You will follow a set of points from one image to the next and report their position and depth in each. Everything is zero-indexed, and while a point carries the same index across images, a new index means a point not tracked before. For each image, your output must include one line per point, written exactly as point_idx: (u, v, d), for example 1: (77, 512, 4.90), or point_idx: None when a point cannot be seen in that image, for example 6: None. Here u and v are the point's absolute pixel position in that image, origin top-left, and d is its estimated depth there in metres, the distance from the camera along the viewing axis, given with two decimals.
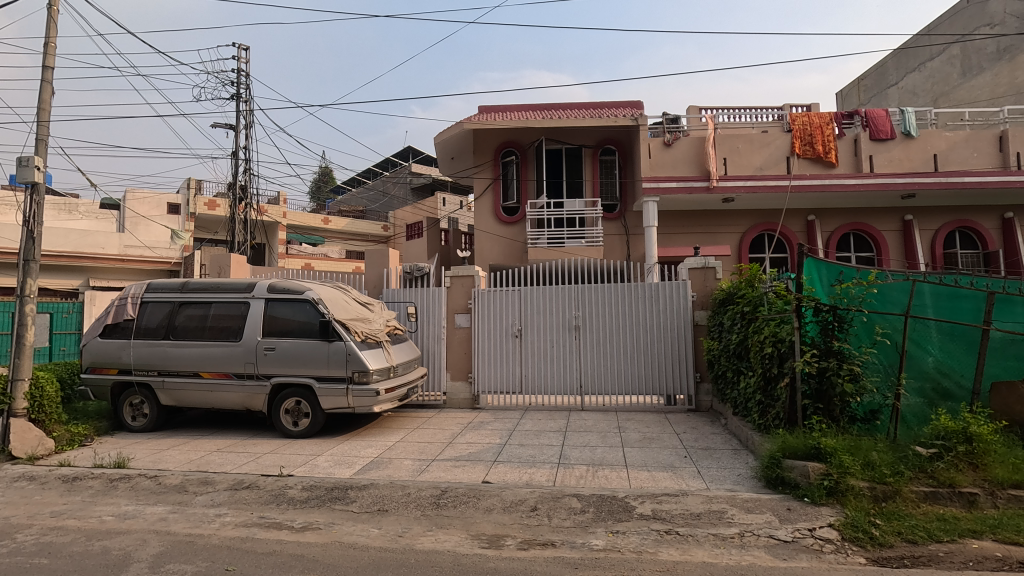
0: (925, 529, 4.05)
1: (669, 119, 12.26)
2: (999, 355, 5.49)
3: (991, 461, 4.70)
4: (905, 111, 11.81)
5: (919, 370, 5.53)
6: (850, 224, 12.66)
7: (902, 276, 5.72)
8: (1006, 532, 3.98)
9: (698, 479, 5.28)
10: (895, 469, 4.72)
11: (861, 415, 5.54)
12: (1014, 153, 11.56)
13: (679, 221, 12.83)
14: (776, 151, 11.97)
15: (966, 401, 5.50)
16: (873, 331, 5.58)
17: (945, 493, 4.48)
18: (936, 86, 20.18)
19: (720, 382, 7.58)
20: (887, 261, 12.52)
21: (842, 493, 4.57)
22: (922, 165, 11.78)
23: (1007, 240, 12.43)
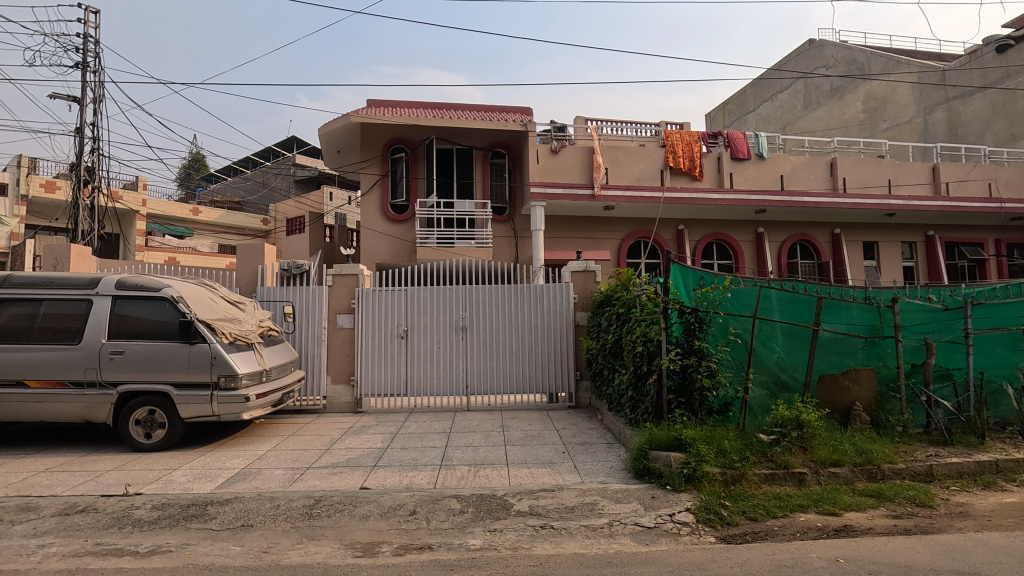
0: (764, 507, 4.57)
1: (557, 127, 12.74)
2: (825, 351, 6.36)
3: (817, 443, 5.43)
4: (759, 135, 13.29)
5: (763, 365, 6.23)
6: (713, 234, 13.96)
7: (752, 282, 6.40)
8: (825, 505, 4.62)
9: (573, 474, 5.52)
10: (742, 454, 5.26)
11: (716, 408, 6.12)
12: (841, 178, 13.50)
13: (565, 225, 13.35)
14: (652, 164, 12.89)
15: (800, 392, 6.29)
16: (727, 331, 6.18)
17: (781, 474, 5.10)
18: (784, 115, 22.98)
19: (597, 380, 7.99)
20: (744, 268, 13.99)
21: (698, 480, 5.01)
22: (771, 185, 13.33)
23: (835, 252, 14.45)
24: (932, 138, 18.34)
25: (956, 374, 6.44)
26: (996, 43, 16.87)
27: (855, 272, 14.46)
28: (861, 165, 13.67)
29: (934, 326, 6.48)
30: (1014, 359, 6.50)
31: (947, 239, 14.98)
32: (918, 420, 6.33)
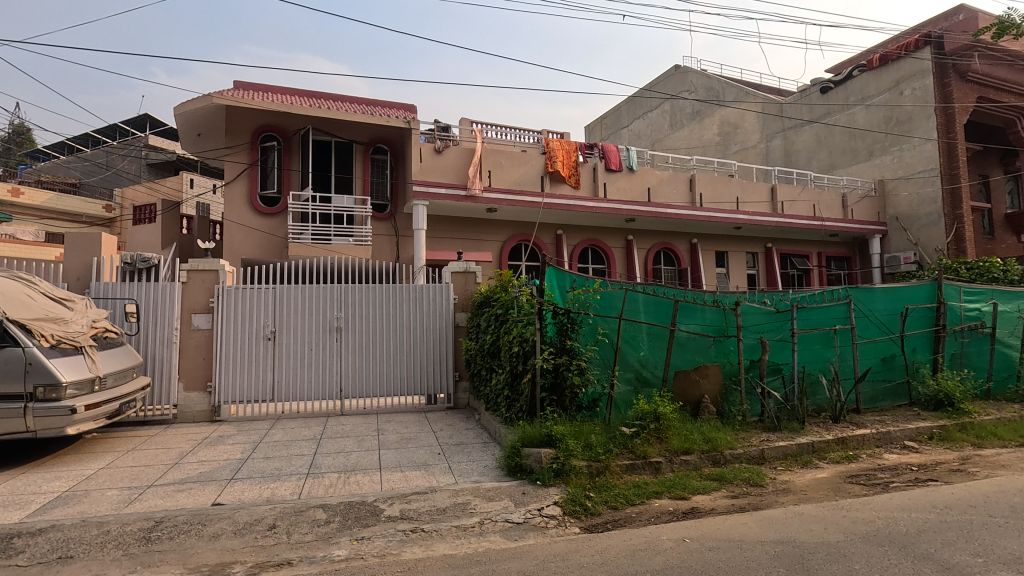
0: (624, 496, 4.90)
1: (441, 127, 12.66)
2: (681, 349, 6.98)
3: (671, 434, 5.92)
4: (629, 149, 14.27)
5: (627, 363, 6.68)
6: (588, 240, 14.74)
7: (620, 286, 6.84)
8: (677, 490, 5.07)
9: (448, 474, 5.50)
10: (606, 447, 5.60)
11: (586, 404, 6.44)
12: (698, 193, 14.96)
13: (448, 226, 13.32)
14: (533, 170, 13.29)
15: (659, 387, 6.83)
16: (596, 332, 6.54)
17: (640, 464, 5.51)
18: (654, 133, 24.95)
19: (475, 380, 8.05)
20: (615, 273, 14.94)
21: (566, 473, 5.24)
22: (640, 196, 14.39)
23: (693, 260, 15.96)
24: (771, 162, 21.14)
25: (784, 368, 7.38)
26: (820, 85, 19.38)
27: (709, 278, 16.08)
28: (714, 183, 15.25)
29: (768, 326, 7.39)
30: (828, 355, 7.61)
31: (782, 251, 17.20)
32: (755, 409, 7.17)
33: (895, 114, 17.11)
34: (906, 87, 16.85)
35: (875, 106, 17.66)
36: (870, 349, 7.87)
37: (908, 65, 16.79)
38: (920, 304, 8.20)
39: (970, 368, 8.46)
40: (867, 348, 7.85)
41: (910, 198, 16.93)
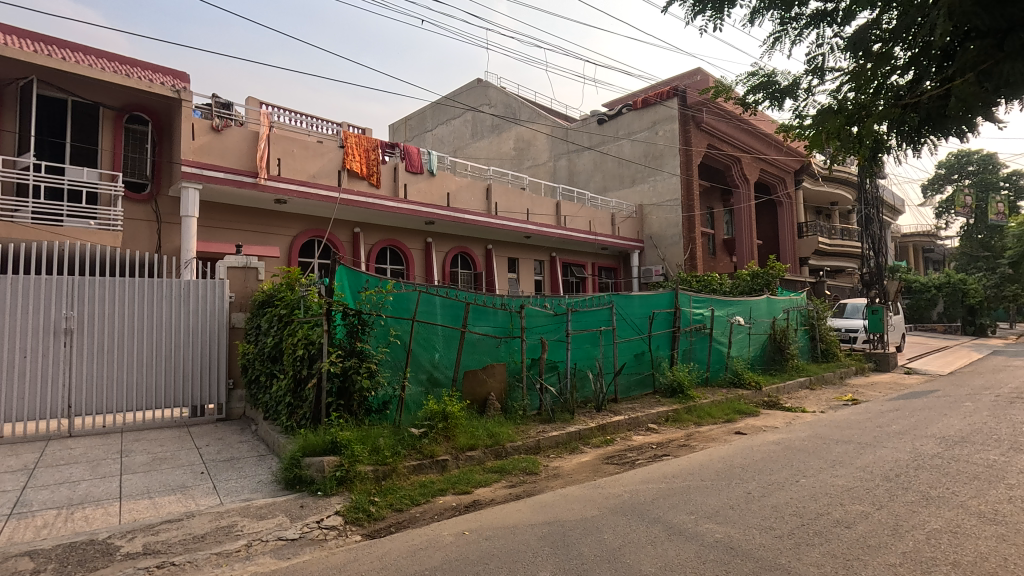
0: (409, 497, 4.92)
1: (220, 103, 11.24)
2: (471, 350, 7.28)
3: (458, 431, 6.19)
4: (431, 153, 14.46)
5: (419, 364, 6.72)
6: (386, 240, 14.49)
7: (414, 288, 6.86)
8: (460, 486, 5.27)
9: (211, 496, 4.86)
10: (394, 449, 5.58)
11: (375, 407, 6.29)
12: (493, 202, 15.86)
13: (226, 215, 11.86)
14: (329, 163, 12.60)
15: (448, 387, 7.02)
16: (388, 333, 6.45)
17: (427, 463, 5.62)
18: (456, 140, 25.79)
19: (253, 387, 7.30)
20: (413, 275, 14.97)
21: (350, 480, 5.05)
22: (439, 200, 14.67)
23: (486, 265, 16.84)
24: (557, 179, 23.40)
25: (560, 365, 8.22)
26: (597, 116, 22.07)
27: (501, 283, 17.14)
28: (508, 193, 16.32)
29: (549, 327, 8.15)
30: (594, 353, 8.70)
31: (564, 260, 19.15)
32: (534, 403, 7.85)
33: (652, 149, 20.40)
34: (661, 128, 20.17)
35: (638, 141, 20.79)
36: (626, 347, 9.23)
37: (662, 110, 20.12)
38: (663, 309, 9.86)
39: (695, 361, 10.47)
40: (624, 346, 9.17)
41: (660, 221, 20.35)
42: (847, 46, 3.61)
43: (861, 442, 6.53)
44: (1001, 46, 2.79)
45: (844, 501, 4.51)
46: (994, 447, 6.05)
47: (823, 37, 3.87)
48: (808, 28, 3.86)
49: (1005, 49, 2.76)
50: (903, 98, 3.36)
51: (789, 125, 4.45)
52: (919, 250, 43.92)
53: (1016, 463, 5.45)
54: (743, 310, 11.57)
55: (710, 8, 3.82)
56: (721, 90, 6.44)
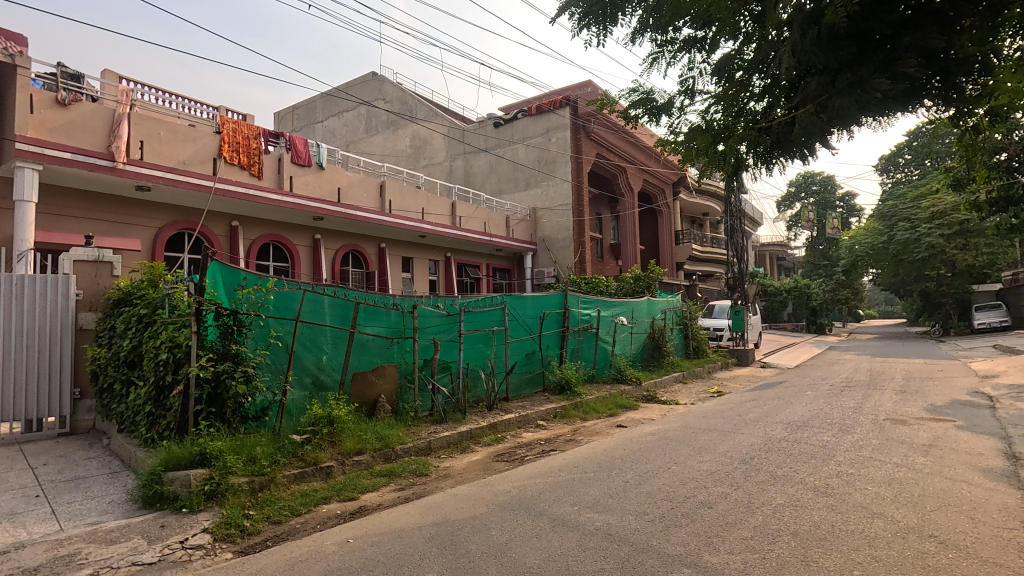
0: (289, 508, 4.65)
1: (69, 73, 9.85)
2: (360, 351, 7.04)
3: (344, 436, 6.00)
4: (320, 145, 13.78)
5: (302, 367, 6.38)
6: (269, 235, 13.56)
7: (298, 286, 6.49)
8: (346, 492, 5.09)
9: (49, 522, 4.25)
10: (272, 459, 5.27)
11: (252, 414, 5.87)
12: (387, 200, 15.47)
13: (74, 202, 10.44)
14: (203, 149, 11.57)
15: (335, 390, 6.73)
16: (267, 335, 6.04)
17: (309, 471, 5.37)
18: (349, 134, 24.81)
19: (106, 396, 6.50)
20: (299, 273, 14.16)
21: (221, 494, 4.69)
22: (328, 195, 14.03)
23: (379, 264, 16.37)
24: (453, 180, 23.37)
25: (452, 365, 8.21)
26: (493, 120, 22.39)
27: (394, 282, 16.76)
28: (403, 191, 16.01)
29: (442, 328, 8.11)
30: (486, 352, 8.81)
31: (459, 261, 19.16)
32: (425, 404, 7.78)
33: (546, 155, 21.08)
34: (554, 135, 20.91)
35: (533, 146, 21.38)
36: (518, 346, 9.44)
37: (555, 118, 20.86)
38: (553, 309, 10.21)
39: (582, 359, 10.98)
40: (515, 346, 9.37)
41: (552, 225, 21.07)
42: (715, 72, 4.00)
43: (723, 430, 7.24)
44: (833, 83, 3.23)
45: (708, 484, 4.96)
46: (827, 429, 7.00)
47: (694, 62, 4.24)
48: (681, 52, 4.21)
49: (835, 85, 3.20)
50: (758, 123, 3.80)
51: (665, 139, 4.82)
52: (775, 258, 49.52)
53: (843, 442, 6.36)
54: (626, 310, 12.32)
55: (595, 23, 4.05)
56: (606, 103, 6.72)
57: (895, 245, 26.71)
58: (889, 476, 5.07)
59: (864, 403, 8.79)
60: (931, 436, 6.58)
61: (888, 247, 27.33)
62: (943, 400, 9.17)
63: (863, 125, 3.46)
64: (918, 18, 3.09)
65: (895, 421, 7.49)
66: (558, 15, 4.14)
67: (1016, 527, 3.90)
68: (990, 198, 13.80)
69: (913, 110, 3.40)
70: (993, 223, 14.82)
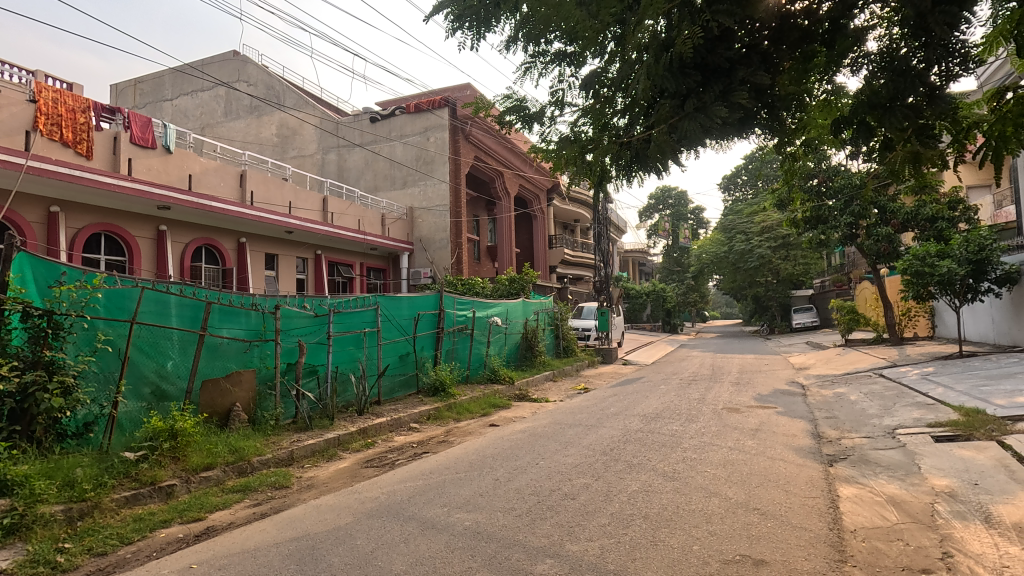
0: (117, 536, 4.08)
1: None
2: (211, 355, 6.39)
3: (190, 450, 5.44)
4: (167, 127, 12.31)
5: (138, 375, 5.64)
6: (100, 224, 11.82)
7: (134, 283, 5.72)
8: (190, 513, 4.58)
9: None
10: (97, 481, 4.61)
11: (72, 431, 5.05)
12: (248, 191, 14.26)
13: None
14: (11, 119, 9.78)
15: (180, 400, 6.04)
16: (94, 339, 5.24)
17: (144, 492, 4.78)
18: (203, 116, 22.56)
19: None
20: (139, 268, 12.51)
21: (27, 527, 3.97)
22: (177, 182, 12.57)
23: (238, 260, 15.01)
24: (325, 173, 22.23)
25: (319, 369, 7.77)
26: (369, 114, 21.66)
27: (256, 281, 15.47)
28: (267, 182, 14.85)
29: (308, 330, 7.64)
30: (357, 355, 8.44)
31: (330, 259, 18.22)
32: (289, 411, 7.29)
33: (423, 155, 20.84)
34: (432, 135, 20.74)
35: (410, 144, 21.05)
36: (391, 348, 9.20)
37: (433, 118, 20.71)
38: (428, 311, 10.10)
39: (457, 360, 10.99)
40: (388, 348, 9.12)
41: (429, 225, 20.85)
42: (582, 86, 4.22)
43: (587, 424, 7.69)
44: (682, 106, 3.55)
45: (572, 476, 5.23)
46: (676, 419, 7.74)
47: (564, 75, 4.44)
48: (553, 64, 4.39)
49: (684, 109, 3.52)
50: (619, 137, 4.08)
51: (537, 146, 4.97)
52: (636, 263, 53.67)
53: (689, 430, 7.07)
54: (501, 312, 12.58)
55: (469, 26, 4.09)
56: (482, 106, 6.76)
57: (734, 254, 30.35)
58: (724, 459, 5.72)
59: (707, 395, 9.86)
60: (758, 422, 7.57)
61: (728, 256, 30.93)
62: (768, 389, 10.59)
63: (705, 147, 3.86)
64: (749, 56, 3.55)
65: (730, 409, 8.49)
66: (433, 13, 4.11)
67: (817, 495, 4.63)
68: (805, 217, 16.24)
69: (747, 136, 3.86)
70: (807, 238, 17.46)
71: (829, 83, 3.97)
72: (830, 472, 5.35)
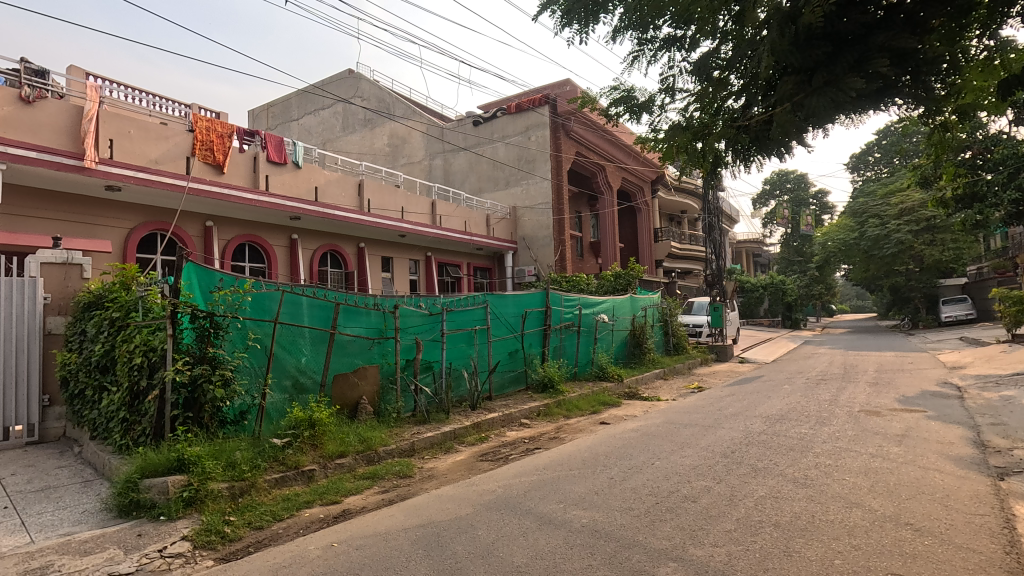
0: (271, 512, 4.58)
1: (33, 70, 9.52)
2: (339, 351, 6.96)
3: (326, 439, 5.95)
4: (296, 144, 13.56)
5: (282, 369, 6.29)
6: (245, 235, 13.32)
7: (277, 287, 6.38)
8: (329, 495, 5.03)
9: (17, 535, 4.17)
10: (252, 463, 5.20)
11: (230, 418, 5.74)
12: (365, 199, 15.31)
13: (39, 202, 10.10)
14: (175, 148, 11.29)
15: (316, 392, 6.65)
16: (245, 337, 5.91)
17: (291, 475, 5.32)
18: (324, 132, 24.62)
19: (76, 403, 6.38)
20: (276, 274, 13.94)
21: (200, 501, 4.60)
22: (306, 194, 13.80)
23: (358, 264, 16.20)
24: (432, 178, 23.28)
25: (435, 365, 8.16)
26: (473, 118, 22.32)
27: (374, 283, 16.60)
28: (381, 190, 15.85)
29: (423, 328, 8.05)
30: (469, 351, 8.76)
31: (440, 260, 19.05)
32: (408, 404, 7.72)
33: (525, 154, 21.10)
34: (533, 133, 20.91)
35: (512, 144, 21.36)
36: (501, 345, 9.43)
37: (534, 117, 20.85)
38: (535, 308, 10.22)
39: (564, 357, 11.01)
40: (498, 345, 9.37)
41: (532, 223, 21.07)
42: (694, 71, 4.02)
43: (704, 424, 7.34)
44: (809, 82, 3.27)
45: (691, 478, 5.02)
46: (805, 422, 7.15)
47: (674, 60, 4.28)
48: (662, 51, 4.25)
49: (811, 84, 3.25)
50: (736, 121, 3.84)
51: (645, 137, 4.84)
52: (750, 254, 50.34)
53: (821, 434, 6.51)
54: (608, 308, 12.42)
55: (577, 21, 4.07)
56: (587, 101, 6.70)
57: (866, 242, 27.41)
58: (865, 466, 5.18)
59: (840, 396, 9.00)
60: (904, 427, 6.77)
61: (859, 243, 28.00)
62: (914, 391, 9.42)
63: (836, 124, 3.52)
64: (890, 19, 3.16)
65: (869, 412, 7.67)
66: (540, 12, 4.13)
67: (986, 513, 4.04)
68: (957, 195, 14.27)
69: (885, 108, 3.46)
70: (959, 219, 15.37)
71: (991, 40, 3.45)
72: (1001, 487, 4.64)
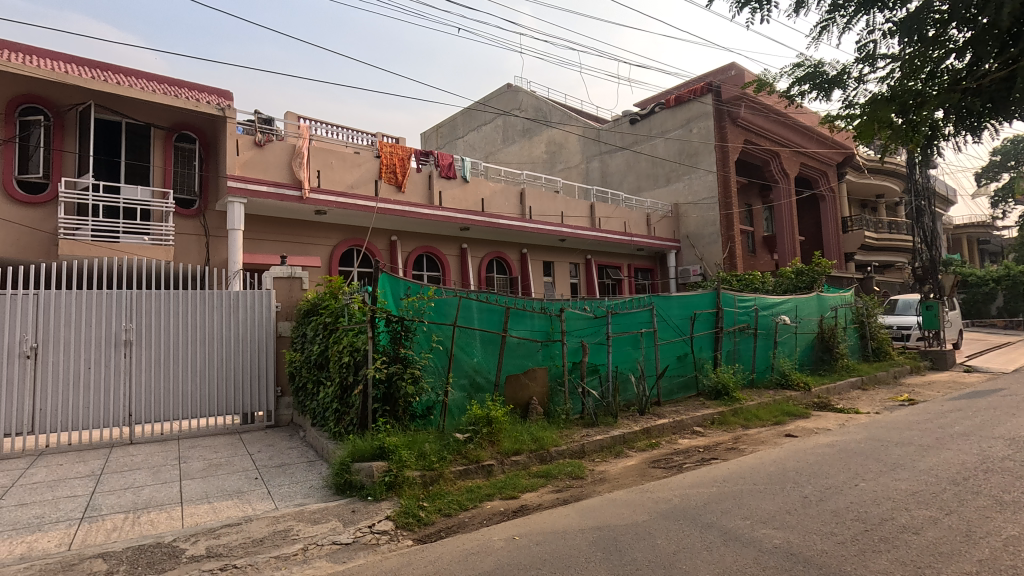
0: (457, 502, 4.97)
1: (263, 119, 11.62)
2: (510, 353, 7.30)
3: (502, 436, 6.27)
4: (464, 160, 14.58)
5: (461, 369, 6.79)
6: (423, 247, 14.68)
7: (454, 294, 6.91)
8: (507, 490, 5.30)
9: (266, 501, 5.09)
10: (440, 455, 5.69)
11: (420, 413, 6.35)
12: (527, 206, 15.88)
13: (269, 227, 12.26)
14: (366, 172, 12.85)
15: (491, 391, 7.06)
16: (430, 339, 6.51)
17: (472, 468, 5.70)
18: (487, 145, 26.14)
19: (300, 394, 7.59)
20: (449, 281, 15.12)
21: (399, 485, 5.17)
22: (473, 206, 14.76)
23: (522, 270, 16.85)
24: (589, 181, 23.35)
25: (601, 368, 8.15)
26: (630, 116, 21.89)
27: (536, 287, 17.13)
28: (541, 197, 16.31)
29: (588, 331, 8.10)
30: (635, 355, 8.59)
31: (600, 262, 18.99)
32: (576, 407, 7.80)
33: (686, 147, 20.08)
34: (695, 125, 19.83)
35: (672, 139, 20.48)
36: (669, 349, 9.08)
37: (696, 107, 19.75)
38: (705, 310, 9.65)
39: (740, 362, 10.21)
40: (666, 348, 9.04)
41: (697, 220, 19.96)
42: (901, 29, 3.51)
43: (922, 444, 6.25)
44: None
45: (910, 506, 4.30)
46: None
47: (874, 21, 3.77)
48: (858, 13, 3.75)
49: None
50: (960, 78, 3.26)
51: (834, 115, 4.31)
52: (974, 242, 41.73)
53: None
54: (789, 309, 11.24)
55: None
56: (763, 84, 6.19)
57: None
58: None
59: None
60: None
61: None
62: None
63: None
64: None
65: None
66: None
67: None
68: None
69: None
70: None
71: None
72: None
